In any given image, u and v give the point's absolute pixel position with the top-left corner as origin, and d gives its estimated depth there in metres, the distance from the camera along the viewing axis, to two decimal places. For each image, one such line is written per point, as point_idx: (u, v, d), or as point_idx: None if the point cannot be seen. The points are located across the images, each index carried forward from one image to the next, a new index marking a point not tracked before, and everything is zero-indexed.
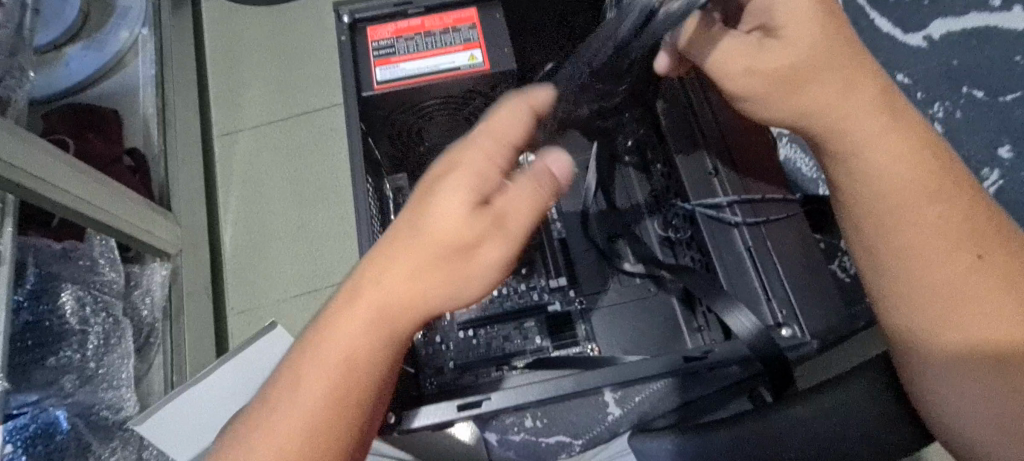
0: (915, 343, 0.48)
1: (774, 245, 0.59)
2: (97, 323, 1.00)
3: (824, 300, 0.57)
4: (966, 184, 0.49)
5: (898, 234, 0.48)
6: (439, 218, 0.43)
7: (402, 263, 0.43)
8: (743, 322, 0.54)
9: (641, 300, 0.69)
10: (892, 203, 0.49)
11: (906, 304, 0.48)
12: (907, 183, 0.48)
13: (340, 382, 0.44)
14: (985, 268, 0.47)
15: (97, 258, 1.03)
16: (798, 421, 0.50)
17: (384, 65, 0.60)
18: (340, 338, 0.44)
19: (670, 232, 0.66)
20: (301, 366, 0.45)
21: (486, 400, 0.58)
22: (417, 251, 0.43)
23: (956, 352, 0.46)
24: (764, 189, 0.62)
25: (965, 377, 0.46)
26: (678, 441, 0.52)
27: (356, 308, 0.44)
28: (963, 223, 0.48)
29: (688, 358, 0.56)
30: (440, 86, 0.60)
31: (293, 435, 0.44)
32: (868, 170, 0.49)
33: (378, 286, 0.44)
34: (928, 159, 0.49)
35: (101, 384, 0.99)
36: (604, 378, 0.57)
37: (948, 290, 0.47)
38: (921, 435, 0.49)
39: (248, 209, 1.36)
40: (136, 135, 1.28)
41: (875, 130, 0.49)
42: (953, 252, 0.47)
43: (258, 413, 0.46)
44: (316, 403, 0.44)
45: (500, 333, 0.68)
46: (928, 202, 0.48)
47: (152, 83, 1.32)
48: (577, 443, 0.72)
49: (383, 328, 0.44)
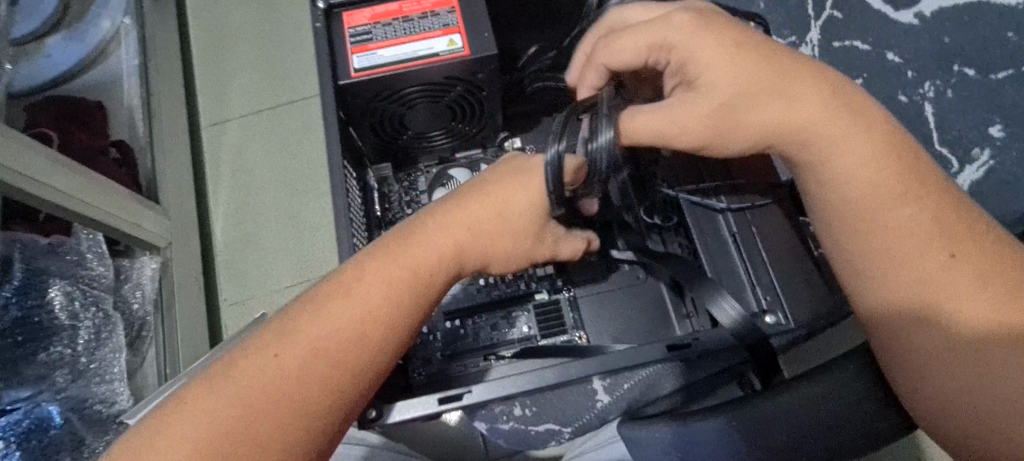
0: (893, 340, 0.47)
1: (758, 230, 0.60)
2: (87, 318, 0.99)
3: (807, 287, 0.57)
4: (933, 179, 0.49)
5: (868, 236, 0.48)
6: (521, 190, 0.49)
7: (483, 213, 0.49)
8: (729, 309, 0.55)
9: (630, 287, 0.68)
10: (861, 208, 0.48)
11: (878, 306, 0.48)
12: (874, 184, 0.48)
13: (378, 318, 0.45)
14: (957, 266, 0.46)
15: (85, 253, 1.02)
16: (787, 408, 0.49)
17: (361, 51, 0.58)
18: (393, 271, 0.46)
19: (654, 219, 0.65)
20: (357, 285, 0.45)
21: (467, 393, 0.57)
22: (493, 209, 0.49)
23: (934, 351, 0.46)
24: (749, 175, 0.62)
25: (945, 369, 0.45)
26: (668, 429, 0.52)
27: (419, 247, 0.47)
28: (933, 221, 0.47)
29: (673, 346, 0.56)
30: (418, 73, 0.58)
31: (333, 345, 0.43)
32: (830, 179, 0.49)
33: (448, 230, 0.48)
34: (891, 158, 0.48)
35: (93, 379, 0.98)
36: (590, 368, 0.56)
37: (920, 290, 0.46)
38: (908, 425, 0.49)
39: (238, 199, 1.35)
40: (122, 127, 1.26)
41: (834, 137, 0.48)
42: (923, 253, 0.47)
43: (286, 321, 0.45)
44: (361, 323, 0.44)
45: (488, 323, 0.67)
46: (895, 204, 0.47)
47: (134, 72, 1.30)
48: (567, 431, 0.70)
49: (438, 272, 0.47)
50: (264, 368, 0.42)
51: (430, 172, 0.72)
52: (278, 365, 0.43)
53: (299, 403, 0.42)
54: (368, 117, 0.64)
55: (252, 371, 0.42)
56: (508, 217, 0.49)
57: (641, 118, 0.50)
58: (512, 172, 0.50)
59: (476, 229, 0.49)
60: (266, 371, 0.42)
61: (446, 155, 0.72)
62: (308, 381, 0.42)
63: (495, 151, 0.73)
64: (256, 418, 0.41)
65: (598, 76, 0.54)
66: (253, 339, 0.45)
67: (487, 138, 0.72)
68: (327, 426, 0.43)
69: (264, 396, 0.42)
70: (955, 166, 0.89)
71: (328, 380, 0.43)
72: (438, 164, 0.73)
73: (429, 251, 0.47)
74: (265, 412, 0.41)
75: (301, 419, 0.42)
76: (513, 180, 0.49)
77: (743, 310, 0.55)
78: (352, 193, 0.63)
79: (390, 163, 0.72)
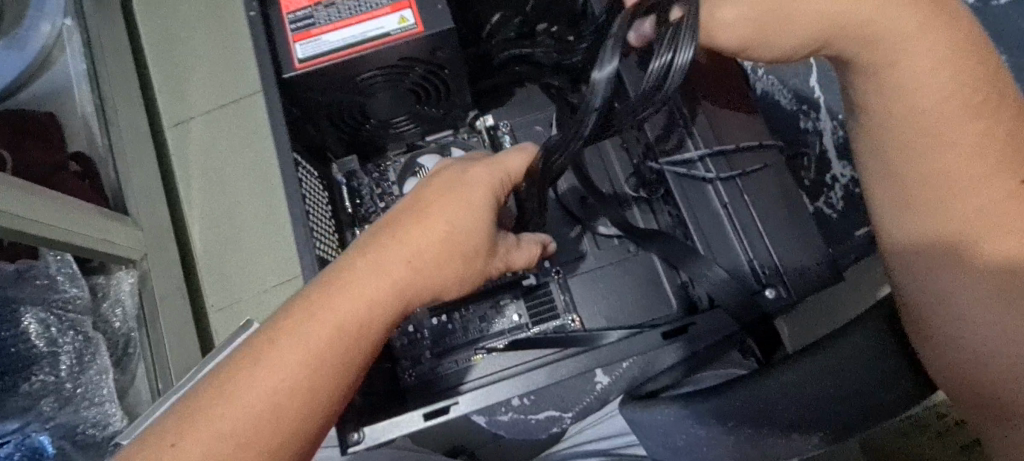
0: (938, 290, 0.43)
1: (751, 197, 0.54)
2: (66, 343, 0.96)
3: (812, 249, 0.52)
4: (1013, 100, 0.44)
5: (926, 154, 0.43)
6: (453, 214, 0.49)
7: (410, 244, 0.48)
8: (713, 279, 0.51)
9: (622, 262, 0.65)
10: (925, 118, 0.43)
11: (932, 235, 0.44)
12: (943, 95, 0.42)
13: (317, 363, 0.45)
14: (1022, 194, 0.42)
15: (55, 275, 0.98)
16: (793, 384, 0.46)
17: (305, 38, 0.53)
18: (328, 313, 0.46)
19: (642, 192, 0.62)
20: (283, 331, 0.46)
21: (454, 405, 0.54)
22: (430, 237, 0.48)
23: (983, 288, 0.42)
24: (739, 137, 0.56)
25: (994, 315, 0.42)
26: (675, 410, 0.49)
27: (352, 287, 0.46)
28: (1004, 146, 0.42)
29: (665, 334, 0.55)
30: (368, 58, 0.53)
31: (263, 396, 0.44)
32: (896, 87, 0.43)
33: (384, 265, 0.47)
34: (977, 67, 0.43)
35: (82, 403, 0.96)
36: (577, 367, 0.55)
37: (984, 217, 0.42)
38: (920, 390, 0.46)
39: (211, 202, 1.30)
40: (78, 137, 1.19)
41: (903, 27, 0.41)
42: (993, 176, 0.42)
43: (212, 384, 0.45)
44: (292, 370, 0.44)
45: (476, 314, 0.64)
46: (969, 119, 0.42)
47: (85, 77, 1.20)
48: (568, 417, 0.67)
49: (375, 310, 0.47)
50: (203, 423, 0.43)
51: (398, 161, 0.68)
52: (216, 422, 0.43)
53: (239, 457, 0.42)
54: (322, 109, 0.59)
55: (192, 427, 0.43)
56: (438, 246, 0.48)
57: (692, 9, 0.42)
58: (443, 196, 0.49)
59: (412, 260, 0.48)
60: (204, 431, 0.43)
61: (415, 140, 0.68)
62: (248, 436, 0.43)
63: (468, 132, 0.68)
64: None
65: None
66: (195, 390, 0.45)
67: (456, 117, 0.67)
68: None
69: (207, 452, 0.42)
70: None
71: (268, 433, 0.43)
72: (406, 152, 0.68)
73: (364, 291, 0.46)
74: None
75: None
76: (435, 210, 0.49)
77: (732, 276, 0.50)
78: (311, 194, 0.59)
79: (356, 155, 0.67)
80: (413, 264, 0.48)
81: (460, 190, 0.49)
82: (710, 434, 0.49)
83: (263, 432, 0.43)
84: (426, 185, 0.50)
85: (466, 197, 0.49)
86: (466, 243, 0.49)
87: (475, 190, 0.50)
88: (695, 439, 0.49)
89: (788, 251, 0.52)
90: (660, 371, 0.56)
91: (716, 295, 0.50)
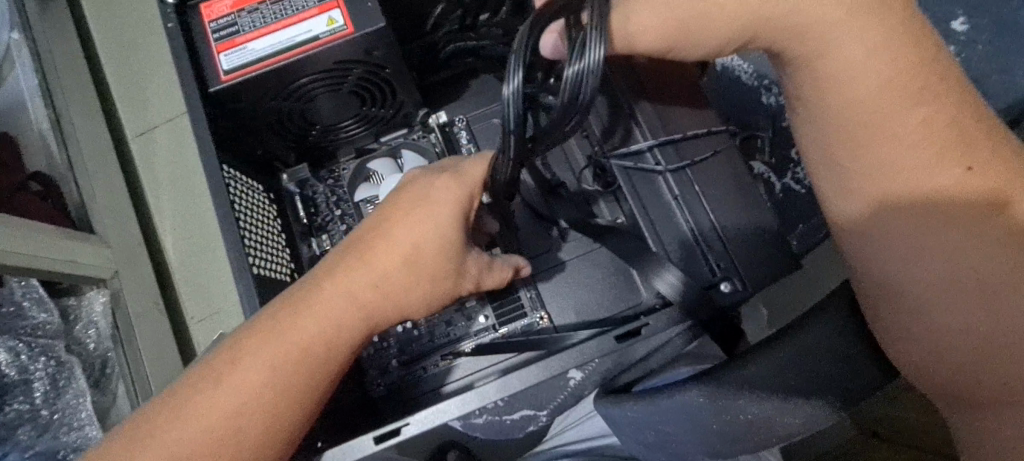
0: (886, 282, 0.42)
1: (703, 188, 0.51)
2: (38, 369, 0.95)
3: (766, 239, 0.49)
4: (954, 81, 0.42)
5: (873, 145, 0.41)
6: (418, 233, 0.47)
7: (375, 264, 0.47)
8: (665, 285, 0.48)
9: (587, 255, 0.63)
10: (865, 108, 0.41)
11: (889, 222, 0.41)
12: (883, 82, 0.41)
13: (279, 387, 0.45)
14: (973, 180, 0.40)
15: (21, 302, 0.95)
16: (749, 380, 0.44)
17: (229, 48, 0.50)
18: (291, 336, 0.45)
19: (596, 186, 0.61)
20: (245, 350, 0.45)
21: (406, 426, 0.53)
22: (395, 259, 0.47)
23: (944, 278, 0.40)
24: (687, 125, 0.53)
25: (945, 304, 0.40)
26: (640, 409, 0.47)
27: (317, 310, 0.46)
28: (949, 129, 0.41)
29: (620, 337, 0.54)
30: (299, 63, 0.50)
31: (227, 415, 0.44)
32: (831, 78, 0.42)
33: (348, 286, 0.46)
34: (910, 51, 0.41)
35: (61, 429, 0.94)
36: (526, 380, 0.54)
37: (938, 205, 0.40)
38: (886, 377, 0.44)
39: (182, 212, 1.27)
40: (36, 156, 1.13)
41: (829, 13, 0.41)
42: (942, 161, 0.40)
43: (174, 399, 0.45)
44: (253, 392, 0.44)
45: (442, 319, 0.63)
46: (909, 104, 0.41)
47: (37, 91, 1.13)
48: (543, 414, 0.67)
49: (336, 332, 0.46)
50: (164, 440, 0.44)
51: (350, 167, 0.65)
52: (179, 440, 0.44)
53: None
54: (260, 121, 0.56)
55: (155, 445, 0.44)
56: (403, 266, 0.47)
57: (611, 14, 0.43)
58: (408, 213, 0.47)
59: (378, 281, 0.47)
60: (165, 449, 0.43)
61: (365, 143, 0.66)
62: (208, 457, 0.44)
63: (421, 131, 0.65)
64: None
65: None
66: (156, 403, 0.46)
67: (407, 116, 0.64)
68: None
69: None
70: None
71: (231, 453, 0.44)
72: (357, 158, 0.66)
73: (328, 315, 0.46)
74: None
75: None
76: (400, 228, 0.47)
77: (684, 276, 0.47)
78: (256, 212, 0.58)
79: (308, 163, 0.65)
80: (378, 285, 0.47)
81: (426, 206, 0.47)
82: (676, 431, 0.47)
83: (225, 451, 0.44)
84: (393, 198, 0.49)
85: (432, 215, 0.47)
86: (433, 264, 0.48)
87: (442, 208, 0.47)
88: (664, 435, 0.48)
89: (743, 243, 0.49)
90: (634, 362, 0.54)
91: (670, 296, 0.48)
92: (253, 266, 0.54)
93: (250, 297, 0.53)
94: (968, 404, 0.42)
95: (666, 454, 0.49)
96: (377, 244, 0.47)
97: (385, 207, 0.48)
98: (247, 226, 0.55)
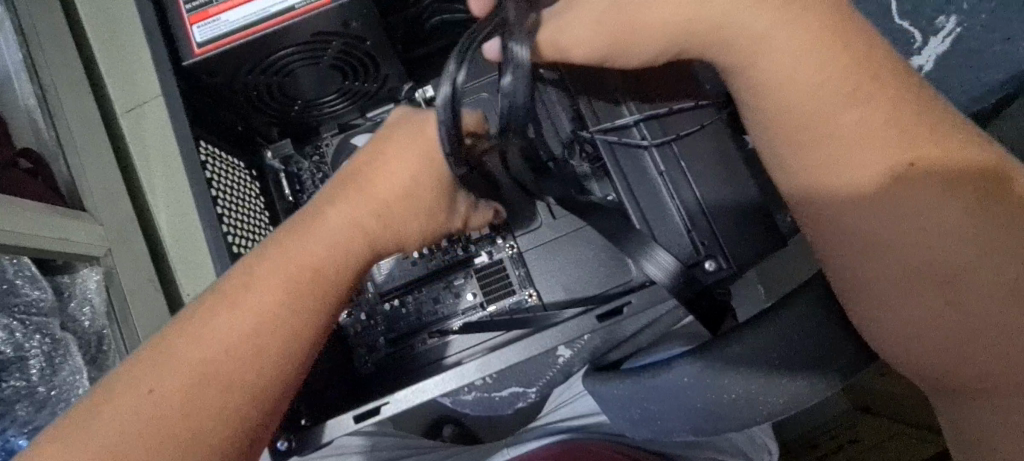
0: (842, 282, 0.41)
1: (689, 164, 0.49)
2: (33, 346, 0.95)
3: (751, 217, 0.48)
4: (890, 73, 0.40)
5: (813, 149, 0.40)
6: (411, 160, 0.50)
7: (373, 190, 0.49)
8: (656, 269, 0.46)
9: (575, 233, 0.62)
10: (801, 112, 0.40)
11: (845, 218, 0.40)
12: (812, 88, 0.40)
13: (285, 304, 0.45)
14: (919, 175, 0.38)
15: (14, 279, 0.94)
16: (732, 359, 0.43)
17: (202, 20, 0.49)
18: (292, 256, 0.47)
19: (583, 166, 0.56)
20: (246, 281, 0.46)
21: (384, 405, 0.53)
22: (392, 186, 0.50)
23: (898, 274, 0.38)
24: (674, 99, 0.50)
25: (903, 299, 0.39)
26: (624, 387, 0.48)
27: (318, 236, 0.47)
28: (889, 123, 0.39)
29: (603, 316, 0.54)
30: (275, 35, 0.49)
31: (227, 342, 0.44)
32: (764, 85, 0.41)
33: (349, 210, 0.48)
34: (835, 54, 0.40)
35: (58, 405, 0.95)
36: (509, 358, 0.53)
37: (886, 203, 0.38)
38: (868, 356, 0.43)
39: (175, 189, 1.26)
40: (25, 131, 1.10)
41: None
42: (882, 160, 0.39)
43: (170, 335, 0.44)
44: (255, 321, 0.44)
45: (430, 296, 0.63)
46: (841, 105, 0.39)
47: (23, 68, 1.09)
48: (532, 391, 0.67)
49: (335, 260, 0.48)
50: (171, 363, 0.43)
51: (334, 142, 0.64)
52: (187, 359, 0.43)
53: (206, 403, 0.42)
54: (238, 93, 0.55)
55: (160, 369, 0.43)
56: (400, 193, 0.50)
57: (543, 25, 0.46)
58: (401, 143, 0.50)
59: (375, 207, 0.50)
60: (172, 372, 0.42)
61: (346, 119, 0.64)
62: (208, 385, 0.42)
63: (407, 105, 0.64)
64: (159, 438, 0.40)
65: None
66: (156, 340, 0.45)
67: (392, 90, 0.62)
68: (228, 439, 0.42)
69: (175, 394, 0.42)
70: (918, 40, 0.75)
71: (240, 372, 0.43)
72: (340, 133, 0.65)
73: (328, 237, 0.48)
74: (176, 417, 0.41)
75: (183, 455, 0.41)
76: (398, 155, 0.50)
77: (675, 261, 0.45)
78: (237, 193, 0.58)
79: (290, 139, 0.64)
80: (375, 210, 0.49)
81: (422, 135, 0.50)
82: (661, 409, 0.47)
83: (235, 371, 0.43)
84: (385, 132, 0.52)
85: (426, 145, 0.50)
86: (428, 189, 0.51)
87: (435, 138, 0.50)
88: (649, 413, 0.48)
89: (727, 220, 0.48)
90: (624, 340, 0.55)
91: (659, 279, 0.46)
92: (232, 245, 0.54)
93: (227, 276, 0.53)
94: (964, 395, 0.40)
95: (652, 431, 0.49)
96: (372, 175, 0.50)
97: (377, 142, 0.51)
98: (227, 209, 0.55)
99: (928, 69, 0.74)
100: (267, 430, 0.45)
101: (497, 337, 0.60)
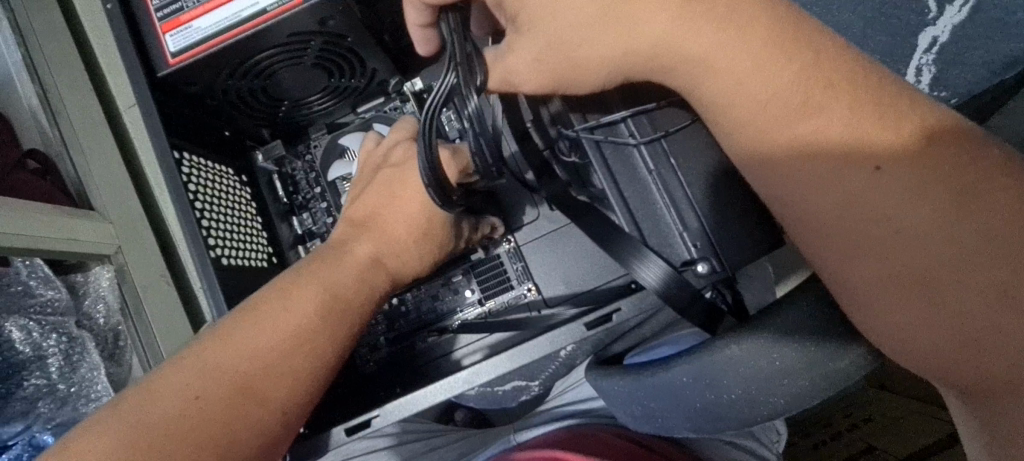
0: (835, 285, 0.38)
1: (679, 161, 0.47)
2: (52, 346, 0.96)
3: (751, 210, 0.46)
4: (853, 77, 0.38)
5: (787, 155, 0.38)
6: (424, 198, 0.55)
7: (388, 224, 0.55)
8: (650, 275, 0.44)
9: (563, 231, 0.60)
10: (759, 125, 0.38)
11: (824, 225, 0.37)
12: (776, 92, 0.37)
13: (313, 328, 0.48)
14: (887, 179, 0.36)
15: (28, 281, 0.95)
16: (735, 359, 0.40)
17: (174, 28, 0.51)
18: (316, 284, 0.50)
19: (572, 158, 0.51)
20: (277, 298, 0.49)
21: (376, 417, 0.54)
22: (401, 218, 0.55)
23: (882, 278, 0.36)
24: (660, 91, 0.48)
25: (894, 301, 0.36)
26: (625, 384, 0.45)
27: (345, 263, 0.52)
28: (852, 125, 0.36)
29: (596, 320, 0.52)
30: (251, 40, 0.50)
31: (255, 358, 0.46)
32: (724, 91, 0.38)
33: (372, 234, 0.55)
34: (790, 66, 0.37)
35: (79, 400, 0.98)
36: (500, 367, 0.53)
37: (862, 206, 0.36)
38: (875, 355, 0.40)
39: None
40: (30, 133, 1.10)
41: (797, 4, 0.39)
42: (848, 167, 0.36)
43: (198, 348, 0.47)
44: (278, 338, 0.47)
45: (429, 293, 0.62)
46: (800, 116, 0.37)
47: (23, 68, 1.07)
48: (535, 384, 0.68)
49: (357, 290, 0.51)
50: (209, 372, 0.45)
51: (322, 142, 0.64)
52: (223, 372, 0.46)
53: (225, 417, 0.44)
54: (219, 101, 0.56)
55: (188, 380, 0.45)
56: (411, 228, 0.55)
57: (489, 69, 0.43)
58: (413, 182, 0.55)
59: (389, 242, 0.55)
60: (209, 384, 0.45)
61: (331, 120, 0.65)
62: (230, 398, 0.45)
63: (396, 100, 0.63)
64: (196, 442, 0.42)
65: (426, 34, 0.44)
66: (186, 355, 0.47)
67: (381, 85, 0.62)
68: (250, 447, 0.45)
69: (215, 403, 0.44)
70: (933, 10, 0.74)
71: (270, 387, 0.46)
72: (329, 132, 0.65)
73: (348, 268, 0.52)
74: (190, 427, 0.43)
75: (215, 453, 0.43)
76: (401, 183, 0.56)
77: (665, 266, 0.44)
78: (225, 202, 0.58)
79: (281, 140, 0.65)
80: (393, 246, 0.55)
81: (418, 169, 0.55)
82: (662, 407, 0.44)
83: (265, 386, 0.46)
84: (396, 169, 0.56)
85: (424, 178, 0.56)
86: (430, 219, 0.55)
87: None
88: (650, 411, 0.45)
89: (722, 218, 0.46)
90: (628, 331, 0.53)
91: (649, 284, 0.45)
92: (221, 257, 0.55)
93: (215, 292, 0.53)
94: (984, 393, 0.37)
95: (653, 427, 0.47)
96: (385, 211, 0.56)
97: (391, 180, 0.56)
98: (213, 220, 0.56)
99: (944, 41, 0.73)
100: (285, 443, 0.47)
101: (490, 338, 0.59)
